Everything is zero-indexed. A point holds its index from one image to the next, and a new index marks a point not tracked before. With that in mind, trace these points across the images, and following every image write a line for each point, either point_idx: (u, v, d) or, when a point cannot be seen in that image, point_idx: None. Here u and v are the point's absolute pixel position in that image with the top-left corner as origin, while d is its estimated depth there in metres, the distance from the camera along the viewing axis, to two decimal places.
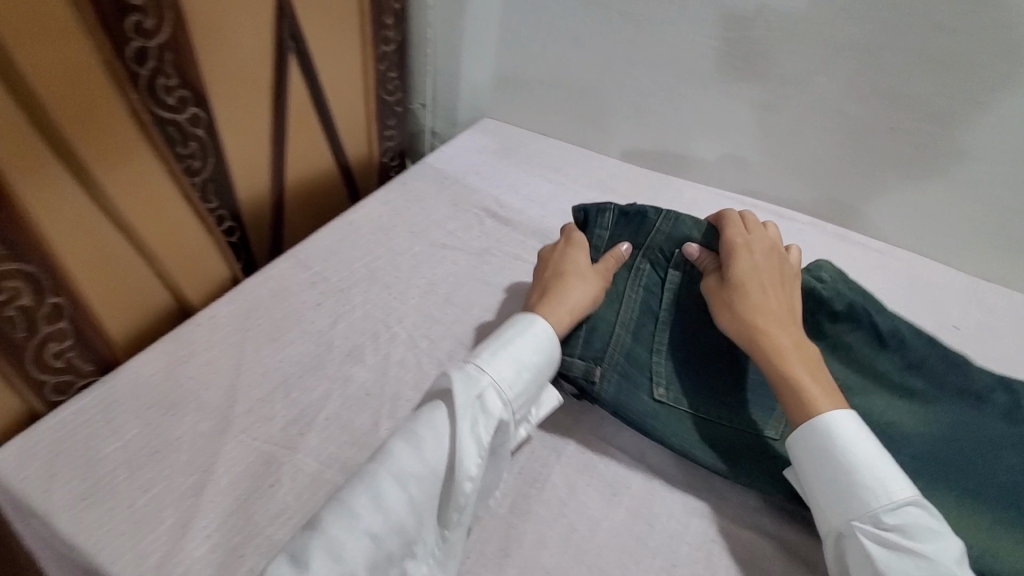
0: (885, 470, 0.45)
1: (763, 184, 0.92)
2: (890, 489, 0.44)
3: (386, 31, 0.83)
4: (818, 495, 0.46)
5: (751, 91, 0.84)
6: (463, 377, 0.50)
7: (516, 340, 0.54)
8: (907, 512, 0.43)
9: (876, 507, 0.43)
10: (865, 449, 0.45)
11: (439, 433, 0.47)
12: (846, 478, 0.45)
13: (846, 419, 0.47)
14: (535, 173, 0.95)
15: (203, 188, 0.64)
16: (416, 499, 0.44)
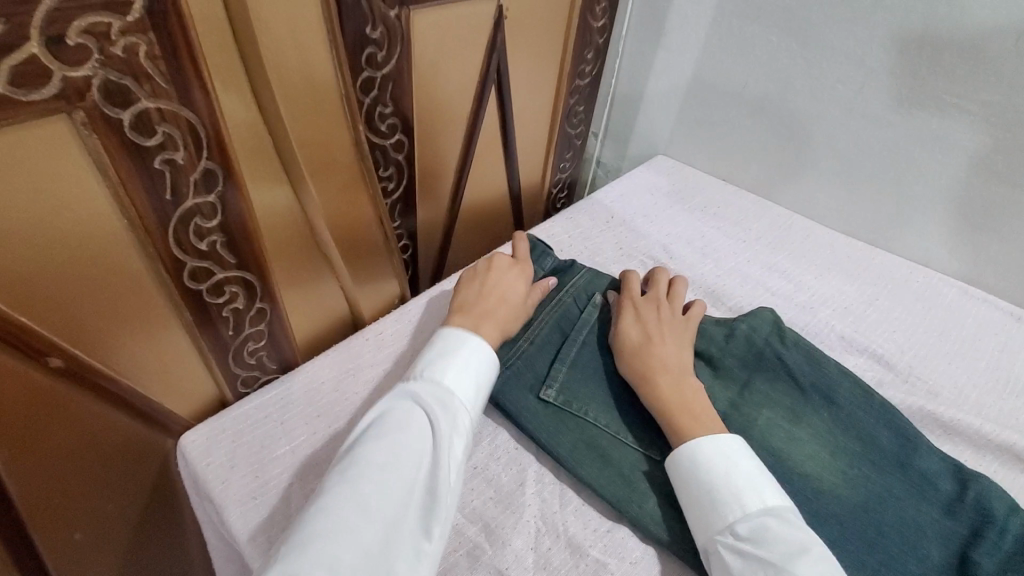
0: (746, 483, 0.46)
1: (998, 274, 0.78)
2: (744, 500, 0.45)
3: (584, 64, 0.80)
4: (691, 513, 0.47)
5: (1009, 159, 0.71)
6: (433, 393, 0.48)
7: (466, 362, 0.52)
8: (759, 523, 0.43)
9: (732, 518, 0.44)
10: (734, 465, 0.47)
11: (417, 444, 0.44)
12: (704, 491, 0.47)
13: (706, 440, 0.49)
14: (713, 224, 0.88)
15: (392, 209, 0.66)
16: (392, 503, 0.40)
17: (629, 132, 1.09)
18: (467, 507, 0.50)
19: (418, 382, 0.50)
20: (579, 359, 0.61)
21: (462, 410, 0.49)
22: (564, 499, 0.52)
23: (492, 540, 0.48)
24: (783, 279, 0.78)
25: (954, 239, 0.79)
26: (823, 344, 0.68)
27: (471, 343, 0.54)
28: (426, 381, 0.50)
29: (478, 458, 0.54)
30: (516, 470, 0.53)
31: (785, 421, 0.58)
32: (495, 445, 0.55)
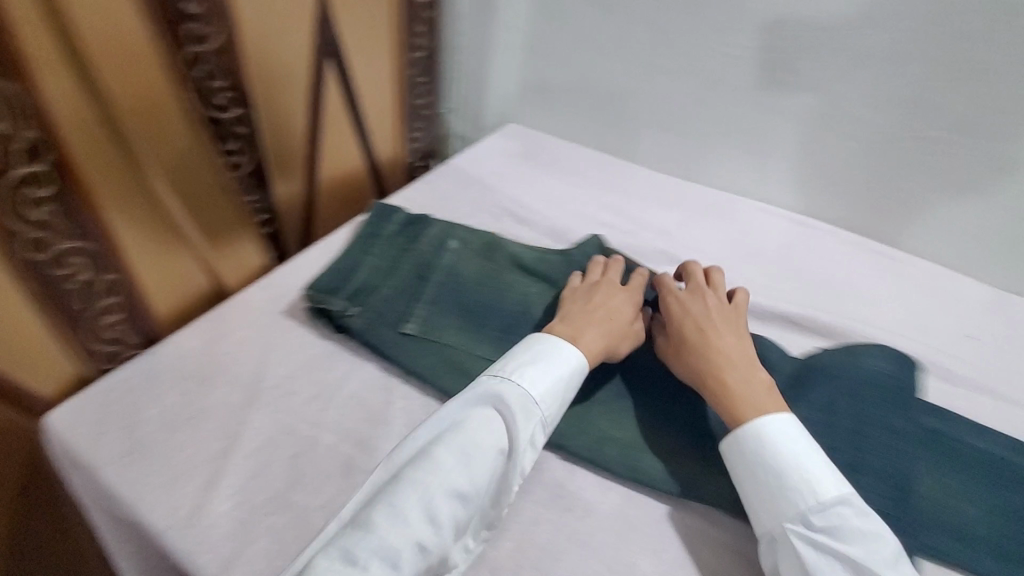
0: (812, 472, 0.49)
1: (777, 190, 0.96)
2: (818, 492, 0.48)
3: (417, 38, 0.88)
4: (753, 497, 0.50)
5: (770, 92, 0.88)
6: (518, 408, 0.52)
7: (562, 376, 0.55)
8: (835, 513, 0.47)
9: (806, 508, 0.48)
10: (774, 454, 0.50)
11: (476, 460, 0.48)
12: (775, 481, 0.50)
13: (778, 424, 0.52)
14: (555, 174, 0.99)
15: (244, 182, 0.70)
16: (448, 518, 0.45)
17: (481, 104, 1.18)
18: (340, 428, 0.57)
19: (506, 392, 0.52)
20: (438, 295, 0.69)
21: (542, 423, 0.53)
22: (429, 409, 0.60)
23: (363, 450, 0.55)
24: (614, 214, 0.91)
25: (745, 166, 0.96)
26: (645, 260, 0.83)
27: (572, 359, 0.56)
28: (514, 391, 0.52)
29: (348, 388, 0.60)
30: (383, 393, 0.60)
31: None
32: (363, 376, 0.62)
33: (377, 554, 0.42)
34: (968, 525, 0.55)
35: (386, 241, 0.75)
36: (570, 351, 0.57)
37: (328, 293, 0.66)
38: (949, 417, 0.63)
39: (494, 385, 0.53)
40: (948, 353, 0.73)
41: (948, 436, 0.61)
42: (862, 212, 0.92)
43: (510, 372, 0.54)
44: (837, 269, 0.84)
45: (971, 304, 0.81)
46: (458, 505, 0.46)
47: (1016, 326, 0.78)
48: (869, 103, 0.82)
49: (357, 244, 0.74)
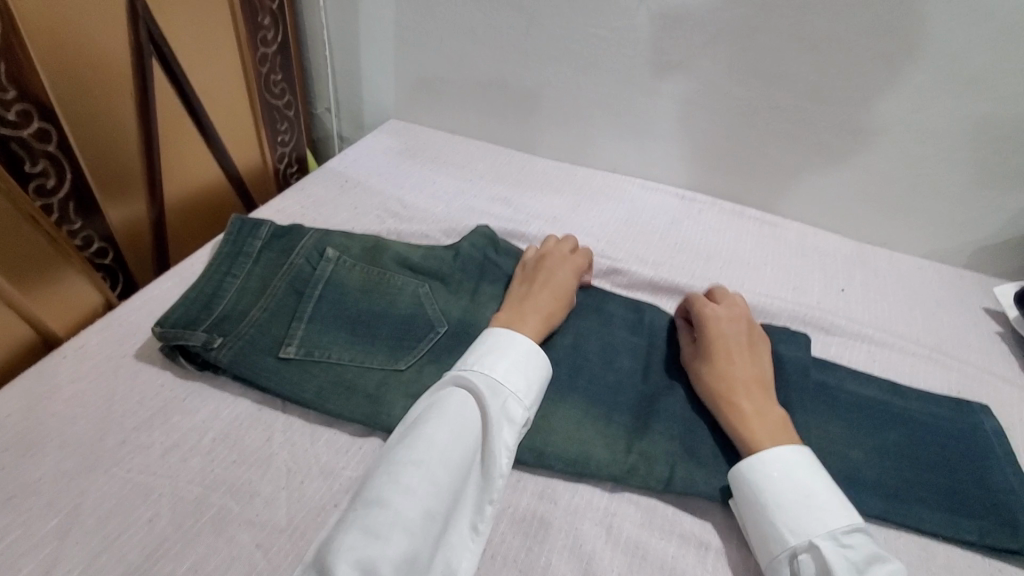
0: (837, 497, 0.48)
1: (660, 168, 0.98)
2: (844, 513, 0.47)
3: (263, 31, 0.79)
4: (775, 512, 0.48)
5: (643, 71, 0.88)
6: (488, 386, 0.51)
7: (519, 355, 0.54)
8: (860, 537, 0.46)
9: (835, 527, 0.46)
10: (814, 477, 0.49)
11: (465, 433, 0.48)
12: (808, 496, 0.47)
13: (801, 447, 0.51)
14: (442, 170, 0.96)
15: (62, 208, 0.60)
16: (446, 491, 0.44)
17: (358, 104, 1.12)
18: (208, 477, 0.49)
19: (471, 374, 0.52)
20: (317, 312, 0.62)
21: (515, 401, 0.52)
22: (315, 436, 0.54)
23: (238, 499, 0.48)
24: (504, 204, 0.90)
25: (629, 145, 0.97)
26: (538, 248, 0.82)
27: (522, 340, 0.56)
28: (481, 374, 0.52)
29: (216, 429, 0.53)
30: (261, 428, 0.54)
31: None
32: (234, 412, 0.55)
33: (393, 525, 0.41)
34: (859, 471, 0.56)
35: (253, 259, 0.67)
36: (518, 333, 0.57)
37: (185, 326, 0.58)
38: (830, 370, 0.66)
39: (463, 371, 0.53)
40: (824, 308, 0.77)
41: (832, 388, 0.64)
42: (741, 182, 0.94)
43: (471, 360, 0.54)
44: (722, 239, 0.87)
45: (841, 259, 0.87)
46: (454, 477, 0.45)
47: (877, 274, 0.85)
48: (734, 76, 0.84)
49: (216, 266, 0.65)
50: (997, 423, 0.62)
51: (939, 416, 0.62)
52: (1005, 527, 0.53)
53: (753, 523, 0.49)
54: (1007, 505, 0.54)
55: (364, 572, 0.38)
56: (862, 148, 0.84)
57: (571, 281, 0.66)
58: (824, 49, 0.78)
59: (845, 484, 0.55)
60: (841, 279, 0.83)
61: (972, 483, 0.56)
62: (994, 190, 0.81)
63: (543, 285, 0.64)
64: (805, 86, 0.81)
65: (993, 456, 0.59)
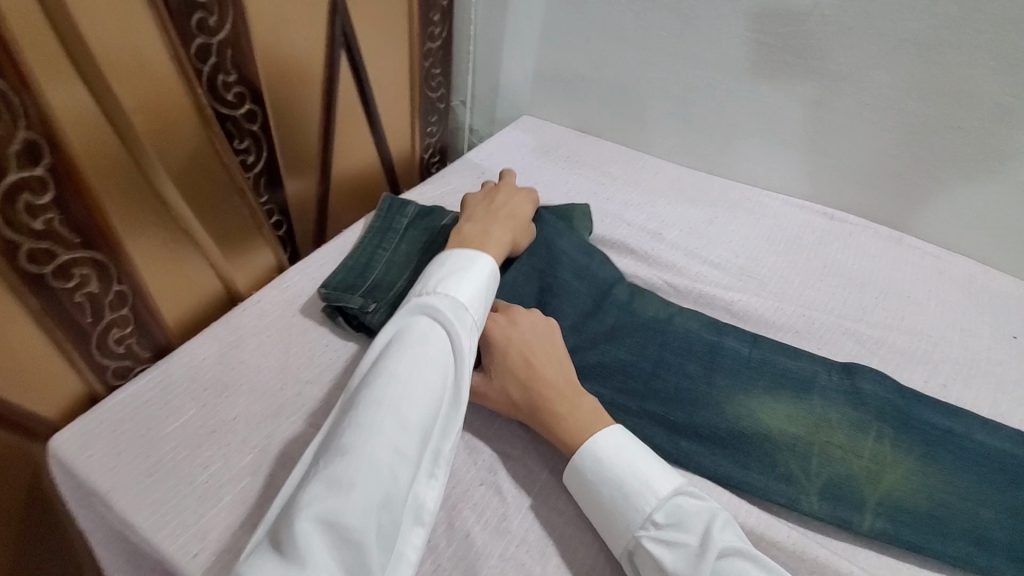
0: (646, 471, 0.50)
1: (805, 185, 0.92)
2: (654, 488, 0.49)
3: (431, 27, 0.84)
4: (605, 520, 0.50)
5: (805, 81, 0.84)
6: (452, 313, 0.53)
7: (478, 280, 0.57)
8: (672, 508, 0.48)
9: (648, 508, 0.48)
10: (615, 458, 0.51)
11: (432, 366, 0.49)
12: (618, 490, 0.50)
13: (601, 435, 0.52)
14: (574, 170, 0.96)
15: (256, 182, 0.66)
16: (416, 426, 0.45)
17: (493, 98, 1.14)
18: None
19: (436, 299, 0.53)
20: None
21: (475, 327, 0.54)
22: None
23: None
24: (637, 211, 0.89)
25: (774, 157, 0.92)
26: (671, 258, 0.80)
27: (481, 264, 0.59)
28: (445, 299, 0.54)
29: None
30: None
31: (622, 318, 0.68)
32: None
33: (362, 469, 0.41)
34: (990, 532, 0.54)
35: (399, 234, 0.73)
36: (476, 259, 0.59)
37: (345, 291, 0.65)
38: (973, 419, 0.62)
39: (423, 299, 0.54)
40: (990, 355, 0.71)
41: (959, 436, 0.60)
42: (900, 207, 0.87)
43: (435, 287, 0.55)
44: (874, 267, 0.81)
45: (1013, 301, 0.78)
46: (424, 412, 0.46)
47: None
48: (910, 93, 0.78)
49: (369, 239, 0.72)
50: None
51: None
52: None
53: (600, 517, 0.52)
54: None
55: (328, 523, 0.38)
56: None
57: (528, 206, 0.73)
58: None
59: (972, 543, 0.54)
60: (1012, 325, 0.75)
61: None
62: None
63: (506, 207, 0.70)
64: (997, 109, 0.74)
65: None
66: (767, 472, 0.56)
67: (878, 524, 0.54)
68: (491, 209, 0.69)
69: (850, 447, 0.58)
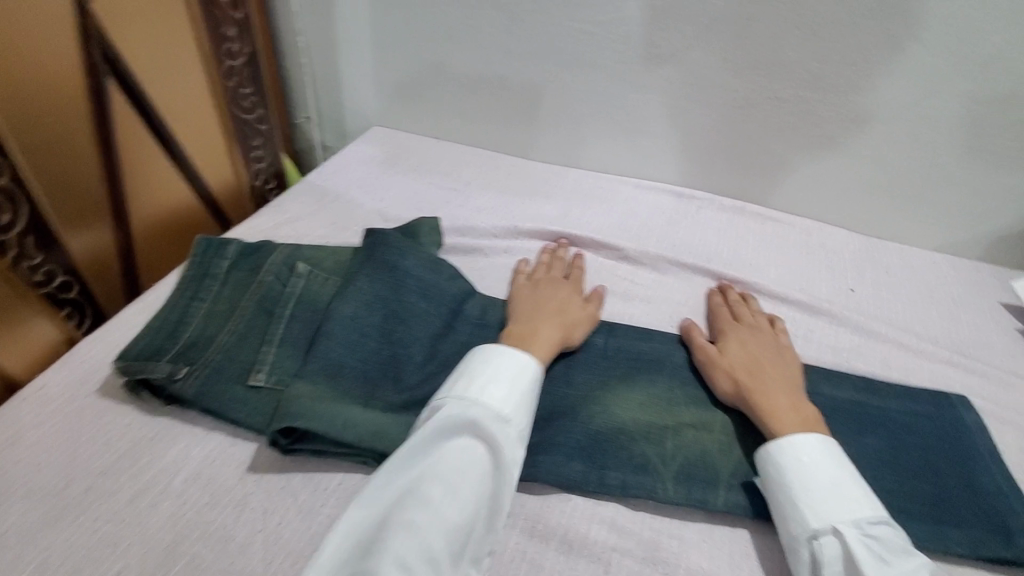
0: (864, 489, 0.50)
1: (654, 168, 0.93)
2: (875, 506, 0.49)
3: (228, 43, 0.79)
4: (794, 509, 0.50)
5: (634, 65, 0.84)
6: (494, 427, 0.50)
7: (520, 385, 0.54)
8: (884, 528, 0.47)
9: (861, 515, 0.48)
10: (840, 467, 0.51)
11: (467, 490, 0.47)
12: (840, 488, 0.50)
13: (819, 437, 0.53)
14: (425, 180, 0.92)
15: (20, 244, 0.61)
16: (444, 554, 0.44)
17: (339, 112, 1.07)
18: (178, 522, 0.49)
19: (475, 411, 0.51)
20: (288, 333, 0.61)
21: (519, 440, 0.52)
22: (288, 476, 0.53)
23: (210, 546, 0.48)
24: (492, 215, 0.86)
25: (623, 144, 0.92)
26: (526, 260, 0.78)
27: (525, 365, 0.55)
28: (485, 410, 0.51)
29: (188, 469, 0.53)
30: (233, 464, 0.53)
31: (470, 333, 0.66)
32: (207, 449, 0.54)
33: None
34: None
35: (220, 280, 0.66)
36: (520, 359, 0.56)
37: (149, 358, 0.57)
38: (811, 375, 0.64)
39: (463, 407, 0.51)
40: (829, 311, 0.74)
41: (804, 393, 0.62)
42: (741, 179, 0.89)
43: (476, 391, 0.52)
44: (722, 242, 0.83)
45: (848, 255, 0.82)
46: (454, 538, 0.45)
47: (885, 271, 0.80)
48: (728, 69, 0.80)
49: (182, 291, 0.65)
50: (978, 416, 0.62)
51: (919, 415, 0.61)
52: (996, 534, 0.52)
53: (779, 507, 0.51)
54: (996, 510, 0.54)
55: None
56: (866, 137, 0.79)
57: (572, 299, 0.69)
58: (823, 35, 0.73)
59: None
60: (848, 279, 0.78)
61: (961, 491, 0.55)
62: (1001, 179, 0.77)
63: (550, 305, 0.66)
64: (805, 75, 0.77)
65: (977, 456, 0.58)
66: (626, 467, 0.55)
67: (733, 499, 0.54)
68: (533, 310, 0.65)
69: (701, 424, 0.59)
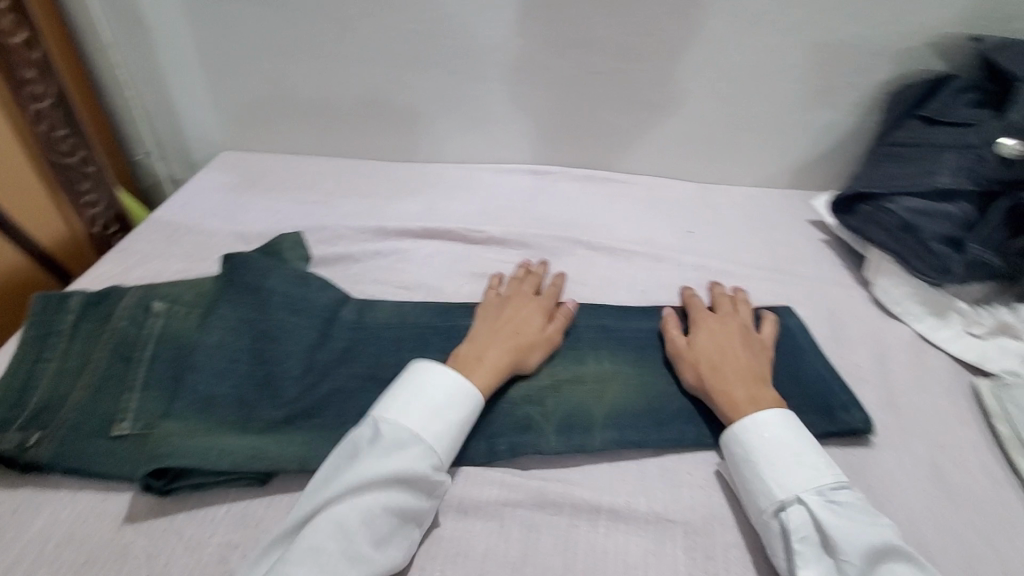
0: (823, 457, 0.54)
1: (509, 150, 0.98)
2: (835, 473, 0.52)
3: (30, 86, 0.77)
4: (762, 483, 0.52)
5: (466, 57, 0.88)
6: (404, 444, 0.52)
7: (439, 401, 0.55)
8: (844, 493, 0.51)
9: (823, 484, 0.51)
10: (800, 439, 0.54)
11: (370, 508, 0.49)
12: (802, 460, 0.53)
13: (778, 413, 0.56)
14: (284, 197, 0.90)
15: None
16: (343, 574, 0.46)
17: (182, 141, 1.03)
18: None
19: (388, 430, 0.52)
20: (150, 376, 0.59)
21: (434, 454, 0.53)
22: (170, 517, 0.52)
23: None
24: (357, 220, 0.87)
25: (475, 133, 0.96)
26: (397, 258, 0.80)
27: (446, 381, 0.56)
28: (399, 428, 0.53)
29: (58, 535, 0.51)
30: (108, 519, 0.52)
31: (350, 335, 0.66)
32: (77, 510, 0.52)
33: None
34: (696, 404, 0.62)
35: (67, 335, 0.63)
36: (444, 376, 0.57)
37: None
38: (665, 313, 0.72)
39: (379, 427, 0.53)
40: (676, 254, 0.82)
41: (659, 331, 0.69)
42: (587, 150, 0.96)
43: (394, 411, 0.54)
44: (578, 209, 0.90)
45: (686, 204, 0.92)
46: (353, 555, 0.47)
47: (717, 212, 0.91)
48: (551, 51, 0.86)
49: (23, 355, 0.60)
50: (799, 319, 0.70)
51: (750, 327, 0.69)
52: (819, 414, 0.60)
53: (748, 483, 0.53)
54: (820, 394, 0.62)
55: None
56: (680, 97, 0.88)
57: (536, 321, 0.66)
58: (624, 11, 0.81)
59: (684, 419, 0.61)
60: (688, 224, 0.88)
61: (790, 384, 0.63)
62: (794, 117, 0.88)
63: (511, 329, 0.64)
64: (617, 49, 0.84)
65: (799, 351, 0.66)
66: (509, 432, 0.59)
67: (608, 437, 0.59)
68: (492, 334, 0.63)
69: (574, 378, 0.64)
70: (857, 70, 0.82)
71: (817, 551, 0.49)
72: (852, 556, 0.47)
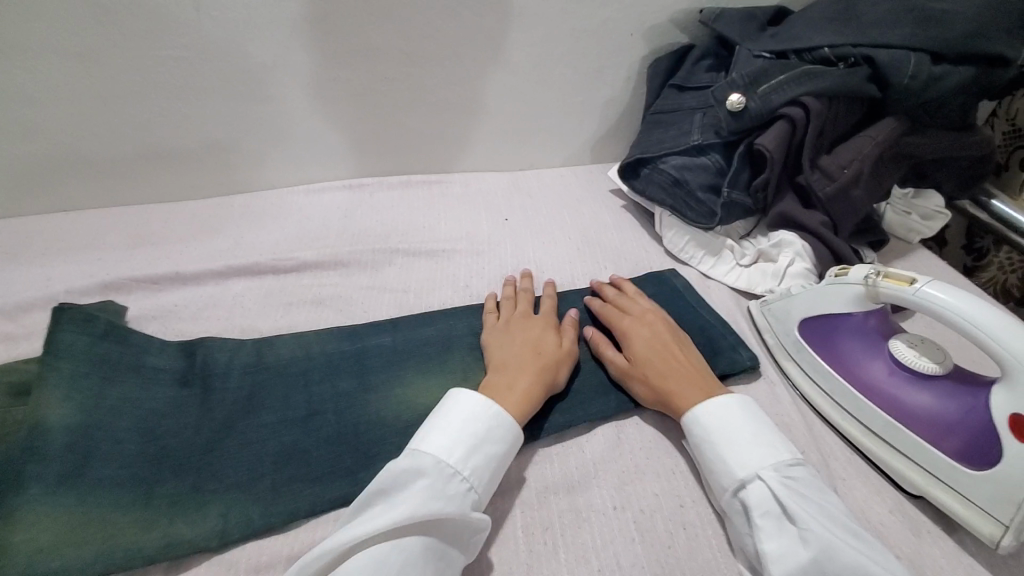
0: (777, 437, 0.54)
1: (317, 167, 0.96)
2: (791, 451, 0.53)
3: None
4: (718, 459, 0.53)
5: (245, 81, 0.83)
6: (432, 473, 0.48)
7: (463, 429, 0.51)
8: (800, 470, 0.51)
9: (779, 461, 0.51)
10: (756, 420, 0.55)
11: (389, 554, 0.43)
12: (755, 435, 0.53)
13: (738, 398, 0.57)
14: (59, 261, 0.80)
15: None
16: None
17: None
18: None
19: (415, 461, 0.48)
20: None
21: (465, 486, 0.48)
22: None
23: None
24: (152, 268, 0.79)
25: (276, 157, 0.93)
26: (201, 303, 0.74)
27: (470, 406, 0.53)
28: (425, 458, 0.49)
29: None
30: None
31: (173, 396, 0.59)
32: None
33: None
34: None
35: None
36: (472, 401, 0.53)
37: None
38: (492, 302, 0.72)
39: (403, 459, 0.49)
40: (493, 242, 0.86)
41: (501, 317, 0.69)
42: (396, 156, 0.97)
43: (421, 441, 0.50)
44: (396, 216, 0.90)
45: (499, 194, 0.96)
46: None
47: (530, 195, 0.96)
48: (335, 65, 0.84)
49: None
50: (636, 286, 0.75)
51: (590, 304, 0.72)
52: None
53: (708, 460, 0.54)
54: None
55: None
56: (475, 91, 0.91)
57: (551, 338, 0.63)
58: (398, 15, 0.80)
59: None
60: (503, 211, 0.92)
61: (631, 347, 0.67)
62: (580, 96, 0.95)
63: (529, 350, 0.61)
64: (401, 54, 0.84)
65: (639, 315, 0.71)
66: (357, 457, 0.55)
67: None
68: (511, 358, 0.60)
69: (410, 385, 0.62)
70: (618, 50, 0.91)
71: (779, 525, 0.48)
72: (807, 524, 0.46)
